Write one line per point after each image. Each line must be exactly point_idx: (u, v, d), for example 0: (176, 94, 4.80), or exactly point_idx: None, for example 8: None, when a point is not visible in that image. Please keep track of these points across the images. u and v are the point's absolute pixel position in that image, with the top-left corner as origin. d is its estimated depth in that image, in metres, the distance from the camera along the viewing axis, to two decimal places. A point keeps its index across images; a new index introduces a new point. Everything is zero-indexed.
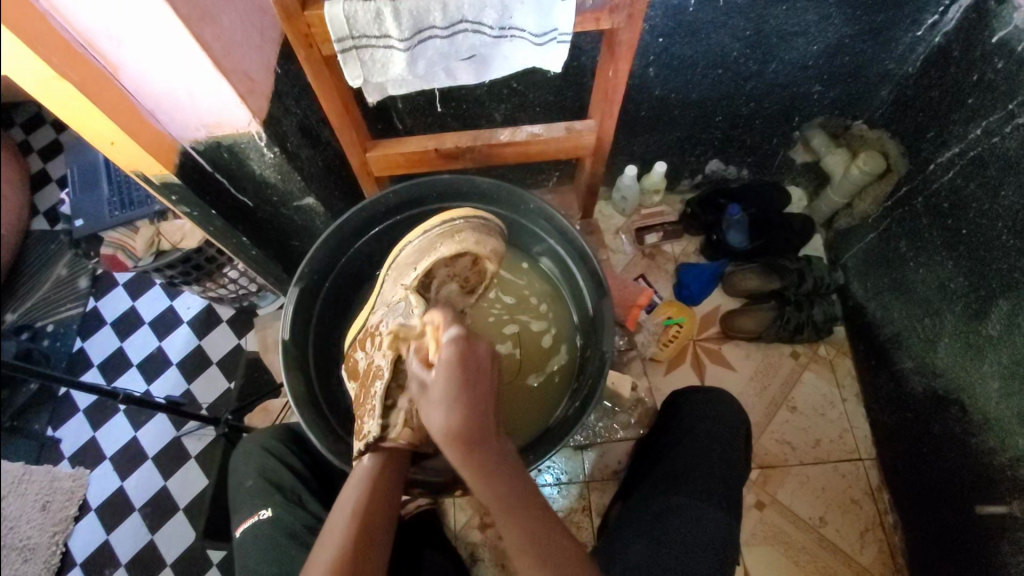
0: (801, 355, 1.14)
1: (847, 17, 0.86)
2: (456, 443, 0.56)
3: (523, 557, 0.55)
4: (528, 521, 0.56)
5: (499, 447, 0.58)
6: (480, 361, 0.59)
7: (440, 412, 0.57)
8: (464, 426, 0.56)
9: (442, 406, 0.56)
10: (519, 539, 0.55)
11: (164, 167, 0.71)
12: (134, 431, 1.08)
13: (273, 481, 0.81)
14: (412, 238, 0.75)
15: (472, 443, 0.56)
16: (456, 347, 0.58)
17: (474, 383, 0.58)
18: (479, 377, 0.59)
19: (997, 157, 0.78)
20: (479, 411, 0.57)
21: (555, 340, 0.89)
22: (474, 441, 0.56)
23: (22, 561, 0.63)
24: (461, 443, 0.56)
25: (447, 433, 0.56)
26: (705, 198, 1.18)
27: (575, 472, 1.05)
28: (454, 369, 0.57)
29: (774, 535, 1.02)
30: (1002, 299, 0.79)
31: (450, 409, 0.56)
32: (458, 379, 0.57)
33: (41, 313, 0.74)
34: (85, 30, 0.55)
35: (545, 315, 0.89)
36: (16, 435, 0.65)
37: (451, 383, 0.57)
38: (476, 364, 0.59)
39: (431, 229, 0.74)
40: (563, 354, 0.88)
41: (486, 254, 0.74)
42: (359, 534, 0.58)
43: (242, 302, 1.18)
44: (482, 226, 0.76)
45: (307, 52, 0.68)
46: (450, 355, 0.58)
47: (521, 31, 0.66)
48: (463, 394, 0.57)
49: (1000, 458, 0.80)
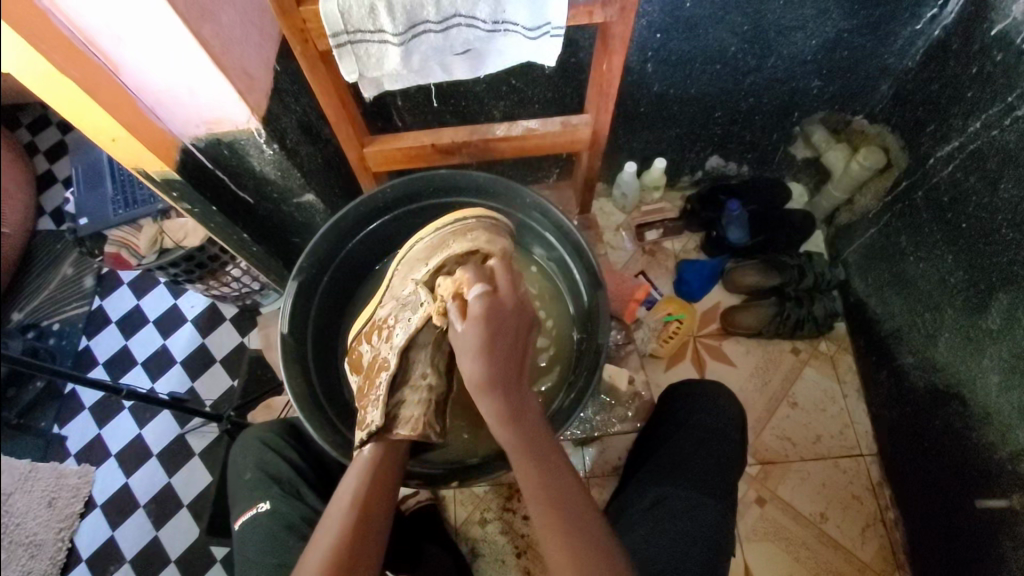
0: (802, 351, 1.14)
1: (845, 11, 0.86)
2: (483, 386, 0.61)
3: (542, 500, 0.57)
4: (546, 469, 0.59)
5: (524, 398, 0.63)
6: (506, 319, 0.64)
7: (469, 358, 0.62)
8: (491, 374, 0.61)
9: (470, 355, 0.62)
10: (540, 478, 0.58)
11: (164, 163, 0.71)
12: (138, 429, 1.06)
13: (272, 475, 0.82)
14: (424, 235, 0.75)
15: (495, 380, 0.61)
16: (483, 305, 0.63)
17: (500, 338, 0.63)
18: (505, 332, 0.63)
19: (997, 150, 0.78)
20: (505, 357, 0.62)
21: (552, 358, 0.89)
22: (500, 382, 0.61)
23: (29, 557, 0.64)
24: (488, 380, 0.61)
25: (473, 374, 0.62)
26: (706, 195, 1.18)
27: (575, 468, 1.05)
28: (481, 323, 0.62)
29: (774, 531, 1.02)
30: (1002, 293, 0.78)
31: (478, 355, 0.61)
32: (486, 329, 0.62)
33: (47, 313, 0.75)
34: (87, 30, 0.56)
35: (548, 327, 0.89)
36: (24, 433, 0.66)
37: (477, 334, 0.62)
38: (502, 318, 0.64)
39: (444, 226, 0.74)
40: (555, 372, 0.88)
41: (498, 253, 0.73)
42: (365, 499, 0.61)
43: (244, 301, 1.19)
44: (492, 227, 0.75)
45: (302, 47, 0.69)
46: (479, 310, 0.63)
47: (514, 25, 0.67)
48: (489, 346, 0.62)
49: (1001, 453, 0.79)
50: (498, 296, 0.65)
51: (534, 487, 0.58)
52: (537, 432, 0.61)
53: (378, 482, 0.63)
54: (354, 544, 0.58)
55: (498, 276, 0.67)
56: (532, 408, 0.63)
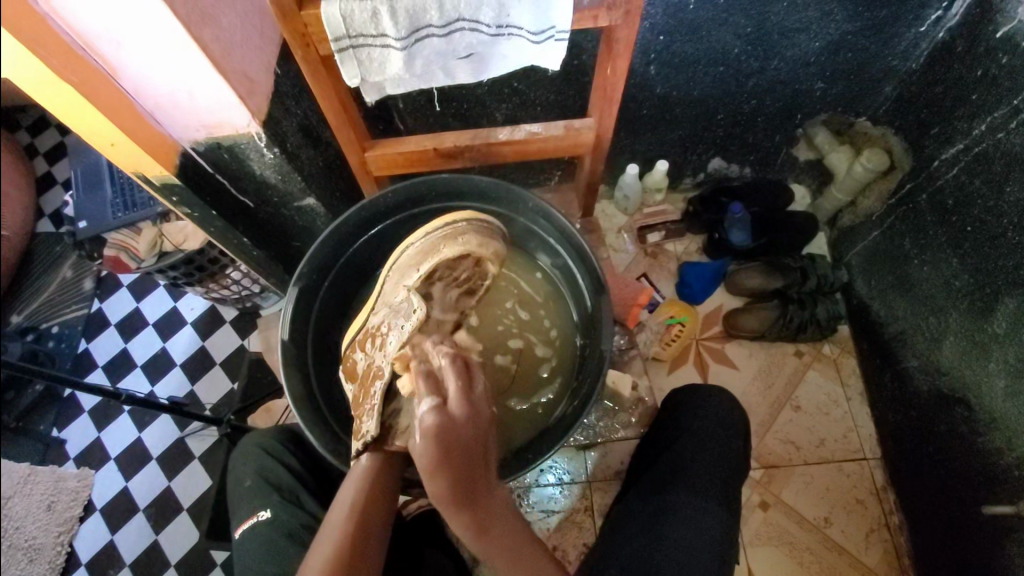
0: (805, 354, 1.14)
1: (849, 13, 0.85)
2: (449, 507, 0.57)
3: None
4: (528, 561, 0.60)
5: (493, 499, 0.59)
6: (460, 429, 0.59)
7: (427, 480, 0.57)
8: (455, 491, 0.57)
9: (427, 477, 0.57)
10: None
11: (164, 167, 0.71)
12: (138, 432, 1.04)
13: (272, 481, 0.81)
14: (414, 240, 0.74)
15: (461, 498, 0.57)
16: (435, 423, 0.57)
17: (455, 456, 0.57)
18: (464, 444, 0.58)
19: (1003, 153, 0.77)
20: (466, 471, 0.57)
21: (553, 370, 0.88)
22: (464, 500, 0.57)
23: (29, 562, 0.63)
24: (451, 503, 0.57)
25: (435, 497, 0.57)
26: (709, 197, 1.17)
27: (577, 472, 1.05)
28: (436, 442, 0.57)
29: (777, 535, 1.02)
30: (1008, 296, 0.78)
31: (436, 478, 0.56)
32: (440, 451, 0.56)
33: (47, 315, 0.75)
34: (87, 34, 0.55)
35: (551, 337, 0.89)
36: (24, 437, 0.65)
37: (432, 456, 0.56)
38: (457, 428, 0.58)
39: (433, 231, 0.73)
40: (556, 384, 0.87)
41: (488, 255, 0.75)
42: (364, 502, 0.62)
43: (244, 304, 1.18)
44: (484, 229, 0.76)
45: (303, 51, 0.68)
46: (429, 430, 0.57)
47: (518, 29, 0.66)
48: (448, 466, 0.56)
49: (1006, 458, 0.79)
50: (451, 408, 0.59)
51: None
52: (513, 533, 0.60)
53: (377, 488, 0.64)
54: (354, 547, 0.58)
55: (447, 380, 0.62)
56: (502, 503, 0.60)
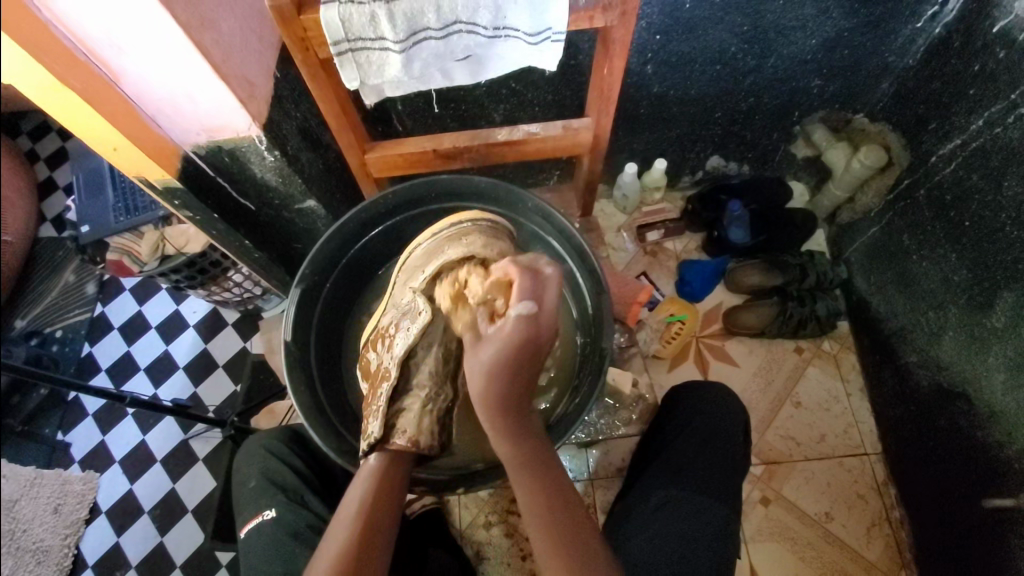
0: (806, 350, 1.14)
1: (845, 10, 0.86)
2: (488, 405, 0.61)
3: (543, 526, 0.58)
4: (558, 493, 0.60)
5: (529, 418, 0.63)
6: (537, 344, 0.60)
7: (481, 375, 0.60)
8: (502, 396, 0.61)
9: (483, 372, 0.60)
10: (543, 502, 0.59)
11: (166, 172, 0.71)
12: (142, 435, 1.06)
13: (277, 481, 0.82)
14: (422, 241, 0.77)
15: (504, 403, 0.61)
16: (522, 332, 0.59)
17: (519, 364, 0.60)
18: (528, 359, 0.61)
19: (1000, 147, 0.78)
20: (520, 382, 0.61)
21: (551, 381, 0.88)
22: (508, 404, 0.61)
23: (35, 563, 0.64)
24: (496, 404, 0.61)
25: (482, 394, 0.61)
26: (707, 194, 1.18)
27: (580, 470, 1.06)
28: (506, 342, 0.59)
29: (779, 531, 1.02)
30: (1006, 290, 0.78)
31: (491, 376, 0.60)
32: (509, 353, 0.59)
33: (50, 320, 0.76)
34: (89, 41, 0.56)
35: (552, 346, 0.88)
36: (30, 440, 0.66)
37: (503, 359, 0.59)
38: (536, 342, 0.60)
39: (440, 232, 0.76)
40: (553, 391, 0.87)
41: (493, 257, 0.73)
42: (379, 498, 0.63)
43: (247, 305, 1.18)
44: (491, 229, 0.77)
45: (303, 56, 0.69)
46: (509, 333, 0.59)
47: (515, 31, 0.67)
48: (505, 370, 0.60)
49: (1006, 451, 0.79)
50: (536, 320, 0.60)
51: (533, 509, 0.59)
52: (544, 459, 0.62)
53: (386, 482, 0.65)
54: (360, 548, 0.58)
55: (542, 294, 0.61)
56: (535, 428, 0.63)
